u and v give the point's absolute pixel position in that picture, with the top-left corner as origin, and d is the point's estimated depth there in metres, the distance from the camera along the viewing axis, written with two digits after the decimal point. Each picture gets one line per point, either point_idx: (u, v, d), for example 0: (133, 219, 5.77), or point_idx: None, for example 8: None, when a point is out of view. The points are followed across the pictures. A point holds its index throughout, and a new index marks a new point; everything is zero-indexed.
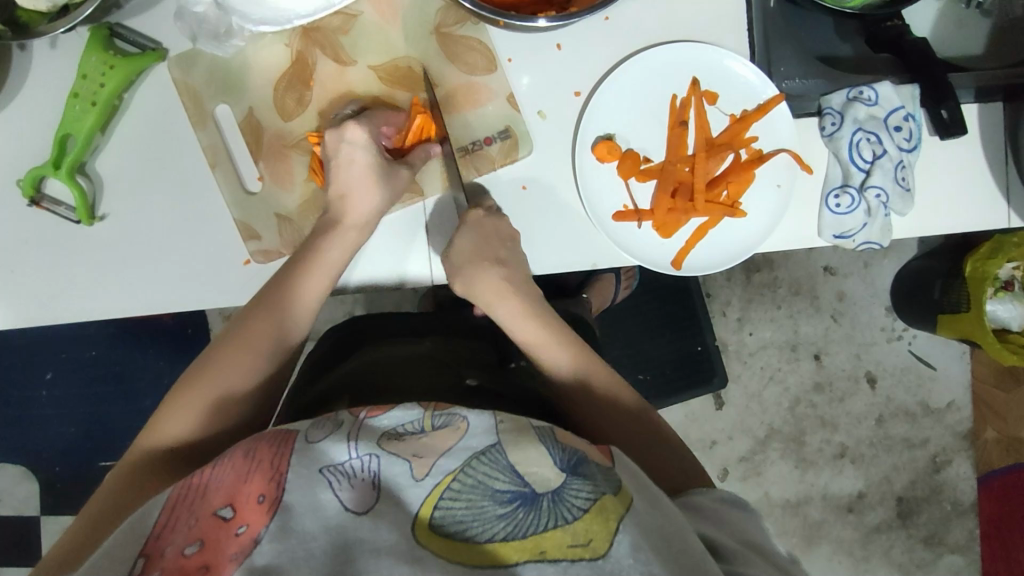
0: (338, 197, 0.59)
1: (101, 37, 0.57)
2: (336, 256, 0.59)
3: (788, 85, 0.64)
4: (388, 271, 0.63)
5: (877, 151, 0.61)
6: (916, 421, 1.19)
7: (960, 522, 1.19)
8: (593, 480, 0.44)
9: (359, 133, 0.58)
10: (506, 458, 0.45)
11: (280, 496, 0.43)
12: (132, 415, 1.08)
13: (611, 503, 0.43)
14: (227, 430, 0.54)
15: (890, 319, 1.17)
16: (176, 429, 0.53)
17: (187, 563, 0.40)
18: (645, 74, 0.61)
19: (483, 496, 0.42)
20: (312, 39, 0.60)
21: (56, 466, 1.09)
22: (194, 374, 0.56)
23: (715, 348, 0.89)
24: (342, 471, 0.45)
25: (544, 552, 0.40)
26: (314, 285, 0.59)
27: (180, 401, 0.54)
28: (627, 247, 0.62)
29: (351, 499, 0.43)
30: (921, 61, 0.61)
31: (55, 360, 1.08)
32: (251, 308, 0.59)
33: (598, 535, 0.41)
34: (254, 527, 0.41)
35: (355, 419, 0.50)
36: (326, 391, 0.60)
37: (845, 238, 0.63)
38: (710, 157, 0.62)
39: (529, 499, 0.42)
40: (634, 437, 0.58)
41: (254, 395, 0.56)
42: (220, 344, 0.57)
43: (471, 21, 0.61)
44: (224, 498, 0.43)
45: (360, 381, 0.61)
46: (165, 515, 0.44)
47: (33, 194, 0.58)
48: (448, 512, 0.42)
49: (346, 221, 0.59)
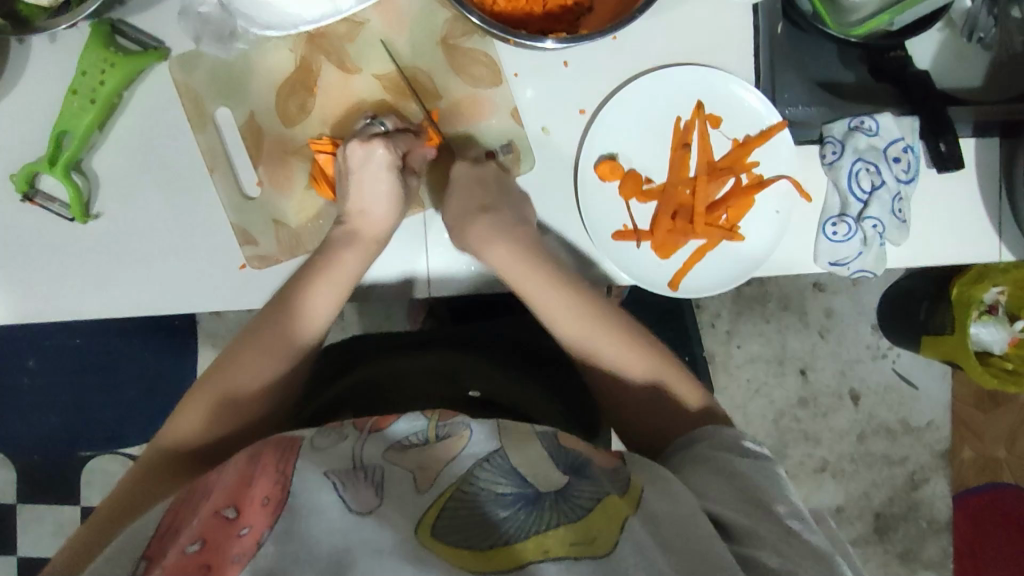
0: (358, 211, 0.61)
1: (103, 33, 0.56)
2: (342, 273, 0.59)
3: (791, 112, 0.65)
4: (399, 270, 0.64)
5: (876, 182, 0.62)
6: (896, 439, 1.20)
7: (935, 540, 1.21)
8: (598, 482, 0.47)
9: (383, 153, 0.59)
10: (509, 464, 0.47)
11: (284, 497, 0.44)
12: (118, 407, 1.07)
13: (618, 504, 0.46)
14: (229, 436, 0.55)
15: (877, 337, 1.19)
16: (182, 434, 0.54)
17: (188, 561, 0.40)
18: (649, 95, 0.61)
19: (487, 501, 0.44)
20: (316, 45, 0.59)
21: (35, 454, 1.08)
22: (208, 374, 0.57)
23: (703, 358, 0.88)
24: (350, 474, 0.46)
25: (547, 551, 0.41)
26: (319, 307, 0.59)
27: (189, 402, 0.56)
28: (625, 265, 0.62)
29: (355, 499, 0.44)
30: (923, 94, 0.64)
31: (37, 347, 1.06)
32: (266, 312, 0.59)
33: (602, 533, 0.43)
34: (257, 528, 0.42)
35: (359, 432, 0.51)
36: (336, 400, 0.63)
37: (840, 265, 0.64)
38: (711, 181, 0.62)
39: (533, 501, 0.44)
40: (646, 406, 0.60)
41: (259, 401, 0.57)
42: (235, 347, 0.58)
43: (478, 34, 0.61)
44: (226, 500, 0.44)
45: (366, 393, 0.63)
46: (170, 516, 0.46)
47: (27, 190, 0.57)
48: (453, 517, 0.43)
49: (360, 232, 0.60)
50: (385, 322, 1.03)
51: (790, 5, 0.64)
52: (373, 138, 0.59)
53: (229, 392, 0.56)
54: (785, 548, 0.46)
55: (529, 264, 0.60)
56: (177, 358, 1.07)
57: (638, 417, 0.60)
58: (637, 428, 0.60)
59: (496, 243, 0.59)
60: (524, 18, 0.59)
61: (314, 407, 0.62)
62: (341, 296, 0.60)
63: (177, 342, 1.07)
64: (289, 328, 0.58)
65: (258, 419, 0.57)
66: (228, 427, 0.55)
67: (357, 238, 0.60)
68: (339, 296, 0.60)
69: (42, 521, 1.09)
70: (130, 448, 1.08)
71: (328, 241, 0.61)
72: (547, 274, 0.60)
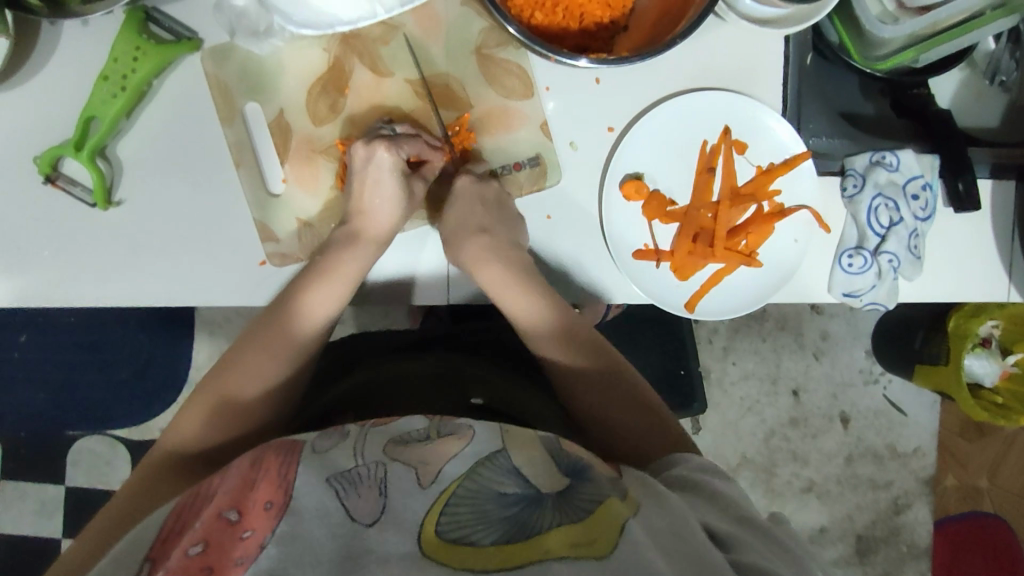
0: (358, 212, 0.61)
1: (136, 19, 0.56)
2: (345, 272, 0.60)
3: (816, 142, 0.67)
4: (403, 271, 0.64)
5: (894, 218, 0.63)
6: (883, 463, 1.22)
7: (914, 565, 1.22)
8: (599, 485, 0.47)
9: (387, 156, 0.59)
10: (510, 465, 0.47)
11: (286, 501, 0.44)
12: (101, 386, 1.02)
13: (617, 506, 0.45)
14: (234, 442, 0.56)
15: (870, 362, 1.20)
16: (186, 434, 0.55)
17: (191, 564, 0.41)
18: (679, 119, 0.62)
19: (489, 500, 0.44)
20: (351, 46, 0.59)
21: (21, 432, 1.06)
22: (213, 373, 0.58)
23: (698, 373, 0.88)
24: (349, 479, 0.46)
25: (549, 550, 0.41)
26: (318, 306, 0.60)
27: (191, 404, 0.57)
28: (646, 286, 0.62)
29: (358, 508, 0.44)
30: (945, 133, 0.65)
31: (30, 323, 1.00)
32: (268, 311, 0.60)
33: (604, 537, 0.42)
34: (260, 533, 0.43)
35: (361, 428, 0.52)
36: (335, 403, 0.63)
37: (854, 297, 0.64)
38: (733, 207, 0.63)
39: (534, 500, 0.44)
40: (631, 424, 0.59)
41: (263, 403, 0.58)
42: (241, 345, 0.59)
43: (513, 46, 0.61)
44: (229, 501, 0.45)
45: (365, 398, 0.63)
46: (172, 519, 0.45)
47: (49, 172, 0.57)
48: (453, 518, 0.43)
49: (366, 234, 0.61)
50: (384, 319, 1.03)
51: (818, 36, 0.65)
52: (377, 140, 0.59)
53: (231, 393, 0.57)
54: (770, 554, 0.45)
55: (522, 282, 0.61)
56: (173, 343, 1.04)
57: (630, 435, 0.59)
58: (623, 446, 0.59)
59: (486, 265, 0.61)
60: (559, 33, 0.59)
61: (314, 413, 0.63)
62: (344, 292, 0.61)
63: (173, 327, 1.04)
64: (289, 326, 0.59)
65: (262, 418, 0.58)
66: (230, 428, 0.56)
67: (359, 237, 0.60)
68: (343, 292, 0.60)
69: (26, 498, 1.08)
70: (118, 430, 1.07)
71: (330, 240, 0.61)
72: (519, 278, 0.61)
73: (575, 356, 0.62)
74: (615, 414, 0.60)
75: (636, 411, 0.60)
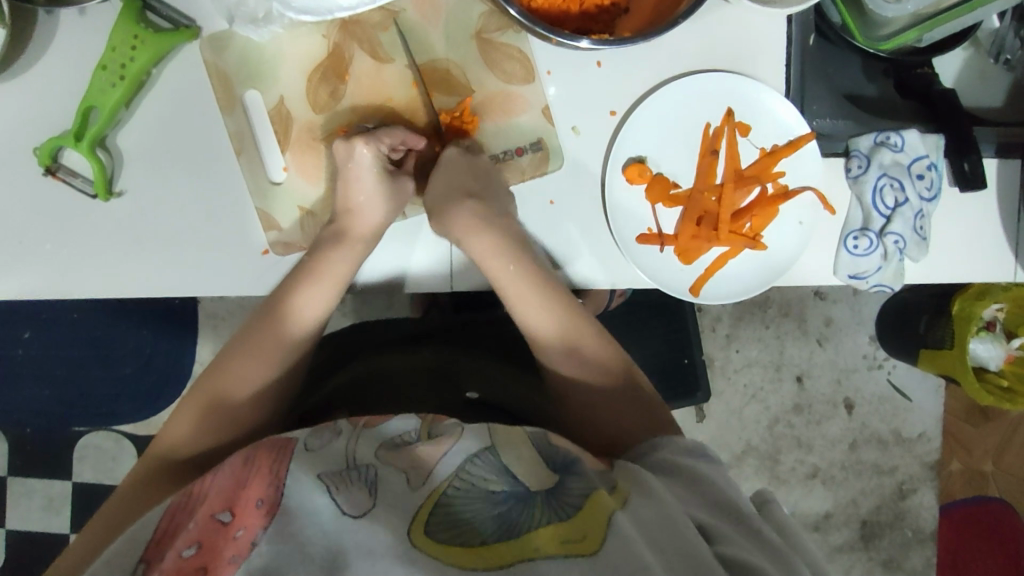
0: (347, 207, 0.61)
1: (134, 8, 0.55)
2: (333, 272, 0.60)
3: (819, 123, 0.66)
4: (389, 267, 0.64)
5: (899, 198, 0.63)
6: (887, 449, 1.21)
7: (919, 549, 1.22)
8: (589, 479, 0.46)
9: (365, 151, 0.59)
10: (500, 460, 0.46)
11: (278, 500, 0.44)
12: (110, 383, 1.01)
13: (606, 498, 0.44)
14: (222, 440, 0.56)
15: (873, 348, 1.20)
16: (178, 436, 0.56)
17: (185, 564, 0.41)
18: (683, 101, 0.61)
19: (478, 499, 0.43)
20: (350, 32, 0.59)
21: (27, 428, 1.06)
22: (208, 373, 0.59)
23: (702, 362, 0.88)
24: (340, 479, 0.46)
25: (538, 548, 0.40)
26: (307, 306, 0.60)
27: (184, 407, 0.58)
28: (649, 270, 0.62)
29: (347, 502, 0.43)
30: (949, 112, 0.64)
31: (32, 319, 0.99)
32: (257, 316, 0.60)
33: (592, 532, 0.42)
34: (252, 531, 0.42)
35: (354, 428, 0.51)
36: (329, 399, 0.62)
37: (860, 279, 0.64)
38: (737, 189, 0.62)
39: (523, 499, 0.43)
40: (620, 418, 0.59)
41: (251, 403, 0.58)
42: (235, 348, 0.60)
43: (513, 29, 0.60)
44: (222, 503, 0.44)
45: (357, 393, 0.63)
46: (166, 519, 0.45)
47: (49, 164, 0.57)
48: (443, 517, 0.42)
49: (354, 233, 0.61)
50: (386, 309, 1.03)
51: (822, 17, 0.65)
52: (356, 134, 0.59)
53: (223, 394, 0.57)
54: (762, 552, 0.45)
55: (526, 276, 0.60)
56: (175, 340, 1.04)
57: (622, 431, 0.58)
58: (613, 439, 0.58)
59: (479, 236, 0.61)
60: (560, 16, 0.58)
61: (309, 406, 0.62)
62: (334, 294, 0.61)
63: (176, 322, 1.04)
64: (278, 330, 0.60)
65: (254, 419, 0.58)
66: (220, 429, 0.57)
67: (346, 236, 0.61)
68: (329, 291, 0.61)
69: (32, 495, 1.08)
70: (123, 425, 1.07)
71: (317, 240, 0.61)
72: (528, 276, 0.60)
73: (566, 348, 0.61)
74: (606, 412, 0.59)
75: (626, 408, 0.59)
